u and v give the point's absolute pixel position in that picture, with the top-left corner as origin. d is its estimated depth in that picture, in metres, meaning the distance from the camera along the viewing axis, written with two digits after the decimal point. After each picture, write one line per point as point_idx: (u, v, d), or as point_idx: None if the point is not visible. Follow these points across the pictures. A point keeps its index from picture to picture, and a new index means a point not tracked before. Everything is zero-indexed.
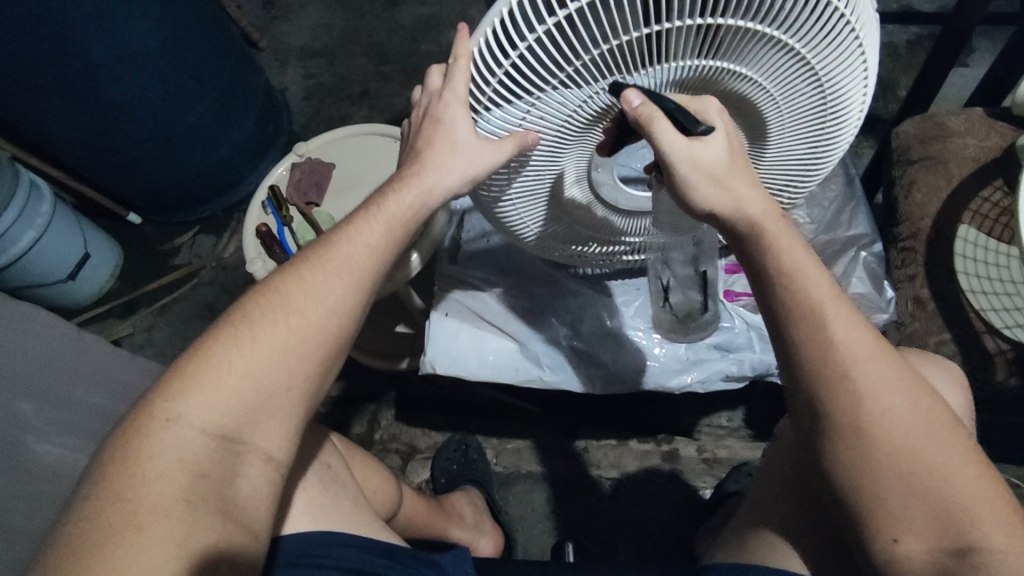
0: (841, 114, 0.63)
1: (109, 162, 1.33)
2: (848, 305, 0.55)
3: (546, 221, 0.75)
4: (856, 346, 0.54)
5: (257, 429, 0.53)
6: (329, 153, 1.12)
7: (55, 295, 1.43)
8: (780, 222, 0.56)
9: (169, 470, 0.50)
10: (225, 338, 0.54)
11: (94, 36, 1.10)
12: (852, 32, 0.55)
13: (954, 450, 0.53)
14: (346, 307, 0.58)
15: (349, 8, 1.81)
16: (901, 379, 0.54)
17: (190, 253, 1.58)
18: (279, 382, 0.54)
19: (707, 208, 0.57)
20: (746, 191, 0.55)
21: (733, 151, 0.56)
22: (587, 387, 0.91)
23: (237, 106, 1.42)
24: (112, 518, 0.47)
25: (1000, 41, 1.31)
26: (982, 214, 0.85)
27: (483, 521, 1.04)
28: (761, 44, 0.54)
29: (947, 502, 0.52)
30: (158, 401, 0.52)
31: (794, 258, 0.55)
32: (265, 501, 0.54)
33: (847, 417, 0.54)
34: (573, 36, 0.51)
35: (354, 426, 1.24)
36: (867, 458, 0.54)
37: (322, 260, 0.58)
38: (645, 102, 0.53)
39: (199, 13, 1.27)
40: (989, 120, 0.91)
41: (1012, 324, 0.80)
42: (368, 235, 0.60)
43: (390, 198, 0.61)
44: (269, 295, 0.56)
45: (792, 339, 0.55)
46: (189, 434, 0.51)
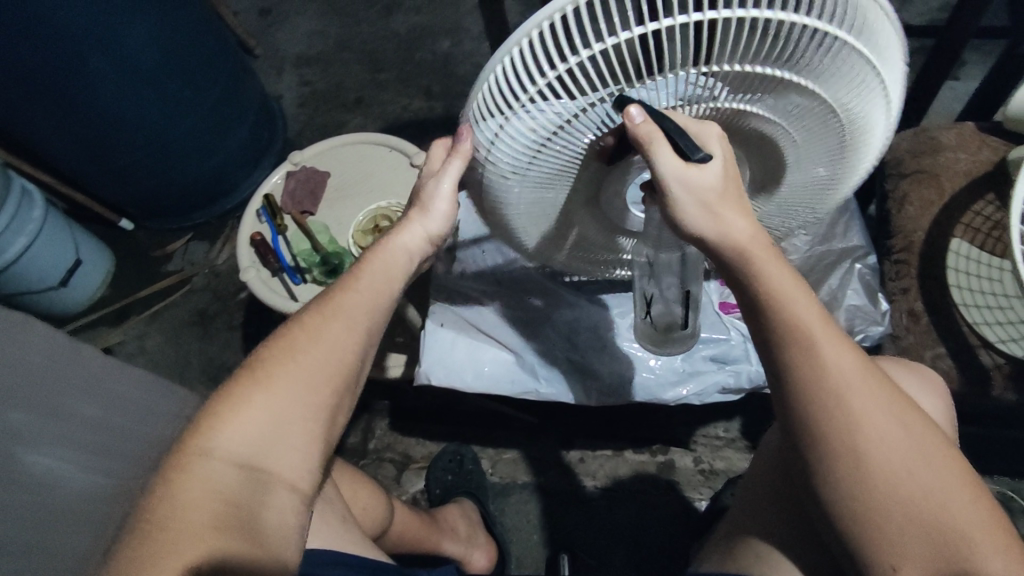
0: (858, 151, 0.64)
1: (103, 168, 1.33)
2: (837, 330, 0.55)
3: (552, 246, 0.75)
4: (845, 370, 0.54)
5: (280, 458, 0.54)
6: (324, 162, 1.12)
7: (45, 302, 1.41)
8: (764, 245, 0.55)
9: (202, 499, 0.51)
10: (246, 380, 0.55)
11: (90, 43, 1.10)
12: (875, 73, 0.56)
13: (948, 473, 0.53)
14: (356, 341, 0.58)
15: (344, 16, 1.81)
16: (887, 403, 0.54)
17: (183, 259, 1.56)
18: (304, 415, 0.55)
19: (694, 232, 0.56)
20: (735, 219, 0.55)
21: (727, 176, 0.55)
22: (582, 398, 0.91)
23: (233, 114, 1.42)
24: (149, 545, 0.49)
25: (990, 55, 1.33)
26: (974, 228, 0.86)
27: (476, 534, 1.03)
28: (783, 87, 0.54)
29: (945, 527, 0.52)
30: (191, 436, 0.53)
31: (781, 282, 0.55)
32: (291, 529, 0.55)
33: (838, 442, 0.54)
34: (591, 78, 0.51)
35: (347, 436, 1.23)
36: (860, 483, 0.53)
37: (330, 301, 0.59)
38: (647, 119, 0.51)
39: (197, 21, 1.27)
40: (981, 134, 0.92)
41: (1006, 339, 0.80)
42: (381, 275, 0.62)
43: (394, 243, 0.64)
44: (282, 337, 0.57)
45: (784, 359, 0.55)
46: (220, 466, 0.53)
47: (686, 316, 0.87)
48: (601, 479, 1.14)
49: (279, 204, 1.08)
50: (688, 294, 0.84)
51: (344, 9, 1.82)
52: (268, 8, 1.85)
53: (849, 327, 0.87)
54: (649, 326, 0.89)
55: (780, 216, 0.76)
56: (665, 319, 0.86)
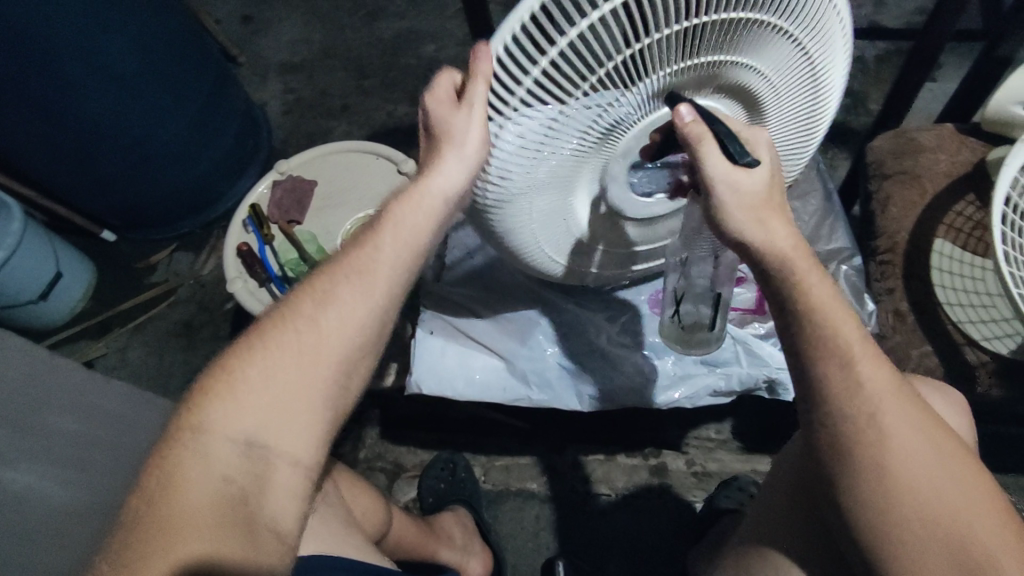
0: (829, 83, 0.67)
1: (83, 179, 1.31)
2: (875, 348, 0.57)
3: (554, 244, 0.74)
4: (880, 385, 0.55)
5: (280, 437, 0.53)
6: (310, 170, 1.11)
7: (25, 315, 1.38)
8: (809, 258, 0.57)
9: (198, 481, 0.50)
10: (242, 352, 0.55)
11: (68, 51, 1.08)
12: (836, 11, 0.60)
13: (976, 494, 0.54)
14: (360, 313, 0.56)
15: (328, 22, 1.80)
16: (917, 420, 0.55)
17: (167, 270, 1.54)
18: (300, 385, 0.54)
19: (738, 236, 0.58)
20: (779, 228, 0.57)
21: (772, 186, 0.58)
22: (573, 404, 0.91)
23: (217, 122, 1.40)
24: (145, 528, 0.48)
25: (966, 57, 1.36)
26: (956, 228, 0.87)
27: (472, 541, 1.02)
28: (763, 29, 0.57)
29: (967, 544, 0.52)
30: (187, 414, 0.53)
31: (821, 292, 0.56)
32: (292, 518, 0.53)
33: (868, 458, 0.55)
34: (593, 48, 0.52)
35: (338, 445, 1.22)
36: (882, 495, 0.54)
37: (332, 269, 0.58)
38: (696, 119, 0.56)
39: (179, 29, 1.26)
40: (959, 135, 0.94)
41: (991, 336, 0.81)
42: (381, 241, 0.59)
43: (394, 206, 0.61)
44: (283, 309, 0.57)
45: (813, 365, 0.56)
46: (215, 442, 0.52)
47: (714, 318, 0.91)
48: (608, 488, 1.14)
49: (265, 214, 1.07)
50: (719, 298, 0.90)
51: (328, 16, 1.81)
52: (251, 15, 1.84)
53: None
54: (676, 327, 0.92)
55: None
56: (693, 319, 0.91)
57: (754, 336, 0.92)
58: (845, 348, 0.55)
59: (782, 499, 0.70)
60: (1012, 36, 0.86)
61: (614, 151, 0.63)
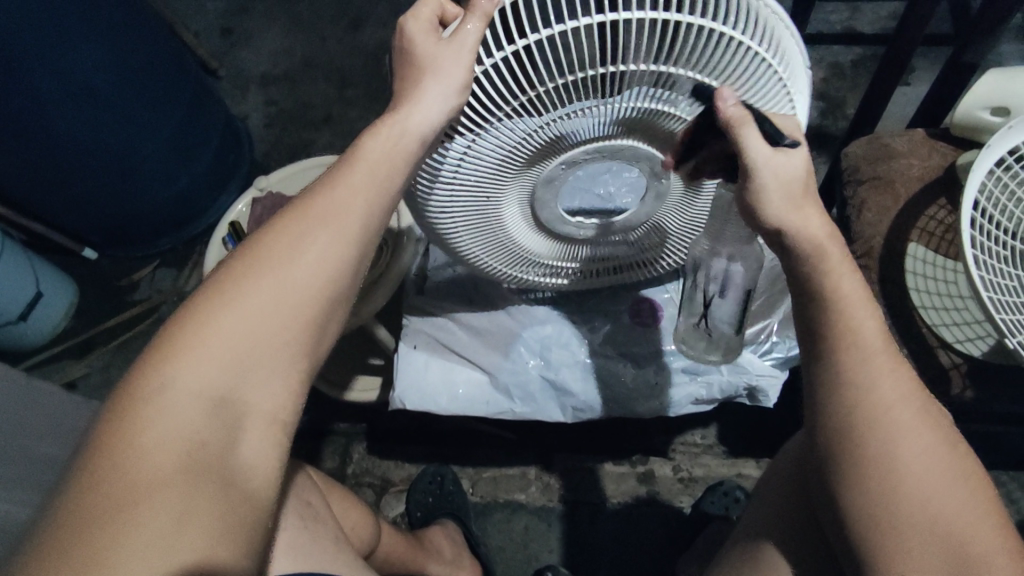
0: None
1: (61, 198, 1.29)
2: (896, 351, 0.57)
3: (486, 246, 0.78)
4: (890, 385, 0.55)
5: (255, 389, 0.51)
6: (290, 187, 1.10)
7: (5, 337, 1.36)
8: (840, 251, 0.58)
9: (165, 438, 0.47)
10: (211, 297, 0.51)
11: (43, 70, 1.07)
12: (784, 86, 0.63)
13: (981, 501, 0.53)
14: (338, 258, 0.55)
15: (309, 35, 1.80)
16: (930, 424, 0.55)
17: (150, 287, 1.53)
18: (275, 334, 0.52)
19: (776, 222, 0.58)
20: (813, 215, 0.58)
21: (807, 172, 0.58)
22: (556, 415, 0.92)
23: (197, 138, 1.40)
24: (107, 494, 0.44)
25: (937, 61, 1.38)
26: (929, 232, 0.89)
27: (461, 555, 1.01)
28: (698, 86, 0.60)
29: (966, 548, 0.51)
30: (146, 368, 0.49)
31: (850, 288, 0.57)
32: (266, 474, 0.51)
33: (878, 452, 0.54)
34: (525, 69, 0.55)
35: (325, 459, 1.22)
36: (884, 495, 0.54)
37: (306, 208, 0.55)
38: (740, 105, 0.57)
39: (157, 46, 1.26)
40: (930, 140, 0.96)
41: (964, 339, 0.83)
42: (354, 181, 0.57)
43: (367, 141, 0.58)
44: (253, 250, 0.54)
45: (830, 361, 0.57)
46: (182, 399, 0.48)
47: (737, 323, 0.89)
48: (615, 496, 1.14)
49: (245, 231, 1.06)
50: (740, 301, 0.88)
51: (308, 27, 1.81)
52: (231, 27, 1.83)
53: None
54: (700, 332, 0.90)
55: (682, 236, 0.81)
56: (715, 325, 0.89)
57: None
58: (823, 351, 0.57)
59: (777, 493, 0.72)
60: (979, 43, 0.88)
61: (540, 174, 0.69)
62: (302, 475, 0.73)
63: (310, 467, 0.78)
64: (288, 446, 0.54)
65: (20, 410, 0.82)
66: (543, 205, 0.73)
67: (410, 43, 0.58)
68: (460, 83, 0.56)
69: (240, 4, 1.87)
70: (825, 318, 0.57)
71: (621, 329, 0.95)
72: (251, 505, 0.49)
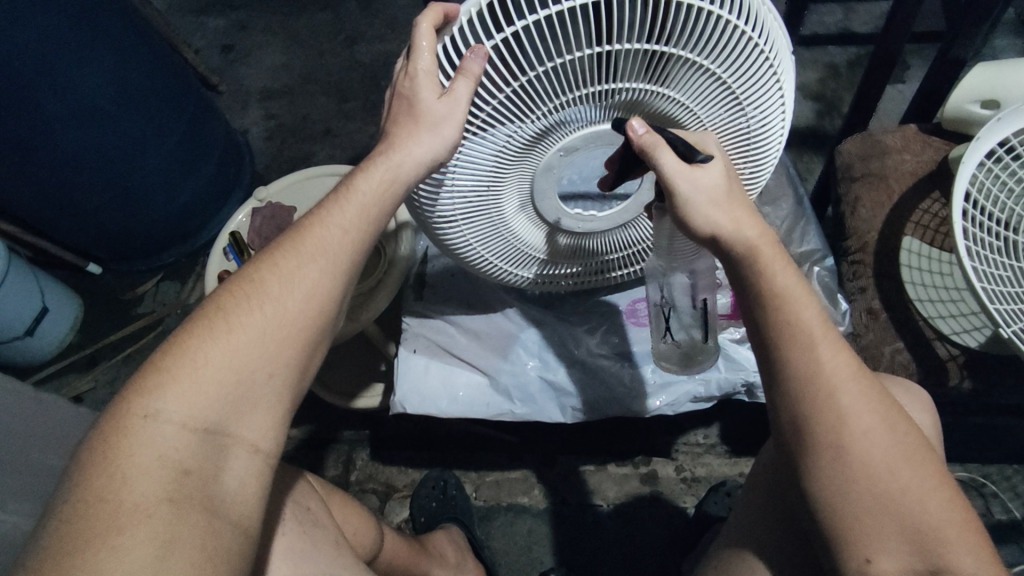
0: (766, 135, 0.71)
1: (66, 216, 1.31)
2: (835, 333, 0.57)
3: (487, 235, 0.76)
4: (841, 369, 0.56)
5: (241, 420, 0.52)
6: (290, 197, 1.12)
7: (13, 351, 1.38)
8: (773, 247, 0.59)
9: (150, 468, 0.48)
10: (201, 330, 0.53)
11: (46, 89, 1.09)
12: (773, 69, 0.65)
13: (929, 471, 0.55)
14: (324, 292, 0.57)
15: (308, 49, 1.82)
16: (875, 402, 0.56)
17: (154, 300, 1.54)
18: (260, 370, 0.53)
19: (708, 230, 0.59)
20: (745, 217, 0.59)
21: (728, 180, 0.59)
22: (555, 417, 0.92)
23: (199, 152, 1.41)
24: (95, 519, 0.45)
25: (930, 58, 1.39)
26: (923, 225, 0.89)
27: (464, 559, 1.01)
28: (689, 69, 0.61)
29: (918, 523, 0.54)
30: (135, 397, 0.50)
31: (787, 283, 0.57)
32: (254, 496, 0.52)
33: (832, 443, 0.56)
34: (516, 54, 0.57)
35: (329, 467, 1.22)
36: (844, 480, 0.55)
37: (295, 245, 0.58)
38: (648, 130, 0.59)
39: (159, 65, 1.28)
40: (923, 135, 0.97)
41: (959, 330, 0.83)
42: (341, 218, 0.60)
43: (357, 181, 0.61)
44: (242, 285, 0.56)
45: (783, 358, 0.57)
46: (169, 429, 0.50)
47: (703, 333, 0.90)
48: (611, 498, 1.14)
49: (246, 241, 1.08)
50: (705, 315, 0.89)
51: (308, 42, 1.83)
52: (231, 44, 1.86)
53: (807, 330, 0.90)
54: (671, 349, 0.92)
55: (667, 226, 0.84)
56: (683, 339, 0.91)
57: (731, 341, 0.92)
58: (778, 348, 0.57)
59: (765, 495, 0.70)
60: (966, 38, 0.89)
61: (539, 163, 0.69)
62: (301, 479, 0.74)
63: (310, 473, 0.79)
64: (273, 472, 0.55)
65: (28, 425, 0.83)
66: (541, 195, 0.72)
67: (413, 70, 0.59)
68: (460, 121, 0.58)
69: (241, 21, 1.90)
70: (778, 311, 0.57)
71: (618, 329, 0.95)
72: (238, 531, 0.50)
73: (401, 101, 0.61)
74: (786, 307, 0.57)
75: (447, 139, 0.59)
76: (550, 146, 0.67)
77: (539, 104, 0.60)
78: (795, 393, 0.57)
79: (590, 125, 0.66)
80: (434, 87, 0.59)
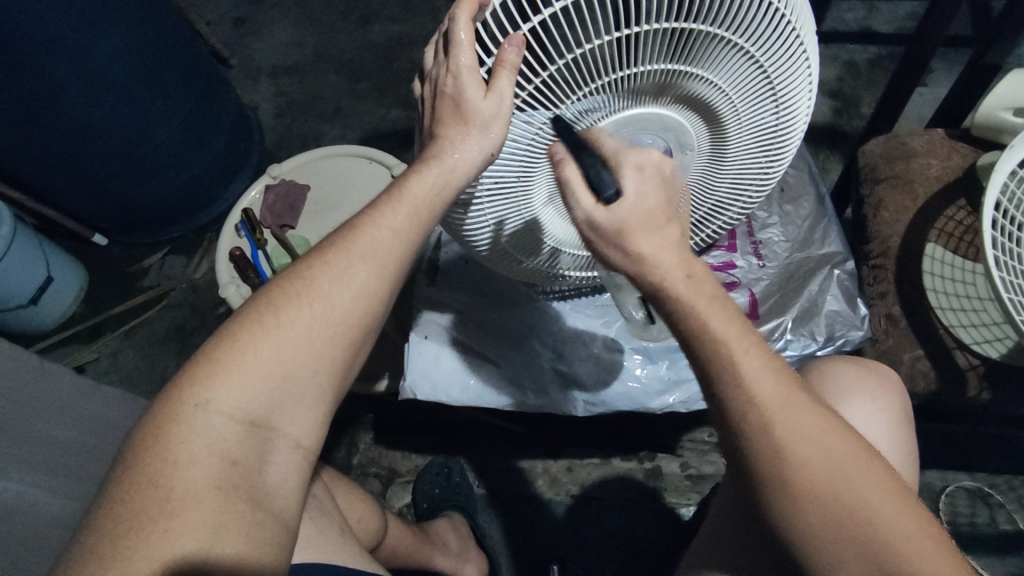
0: (792, 119, 0.69)
1: (73, 185, 1.30)
2: (760, 346, 0.54)
3: (514, 232, 0.74)
4: (767, 389, 0.53)
5: (286, 416, 0.54)
6: (304, 175, 1.11)
7: (16, 320, 1.37)
8: (681, 273, 0.55)
9: (200, 457, 0.50)
10: (251, 323, 0.54)
11: (57, 56, 1.07)
12: (801, 44, 0.64)
13: (873, 473, 0.52)
14: (372, 292, 0.57)
15: (320, 26, 1.79)
16: (813, 419, 0.53)
17: (159, 273, 1.53)
18: (306, 367, 0.54)
19: (620, 262, 0.58)
20: (650, 250, 0.55)
21: (639, 213, 0.56)
22: (567, 408, 0.91)
23: (208, 126, 1.39)
24: (145, 502, 0.48)
25: (956, 62, 1.37)
26: (947, 232, 0.88)
27: (467, 547, 1.02)
28: (725, 47, 0.60)
29: (878, 547, 0.49)
30: (187, 385, 0.52)
31: (707, 302, 0.54)
32: (292, 491, 0.55)
33: (772, 458, 0.52)
34: (546, 43, 0.55)
35: (331, 450, 1.22)
36: (793, 507, 0.52)
37: (345, 244, 0.57)
38: (563, 160, 0.58)
39: (172, 36, 1.26)
40: (950, 140, 0.95)
41: (981, 340, 0.82)
42: (392, 220, 0.58)
43: (410, 181, 0.60)
44: (293, 283, 0.55)
45: (715, 383, 0.54)
46: (218, 419, 0.51)
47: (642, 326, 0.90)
48: (613, 491, 1.14)
49: (258, 218, 1.07)
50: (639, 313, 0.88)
51: (321, 19, 1.81)
52: (244, 17, 1.83)
53: (829, 333, 0.90)
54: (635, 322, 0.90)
55: (699, 220, 0.85)
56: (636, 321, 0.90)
57: None
58: (712, 378, 0.54)
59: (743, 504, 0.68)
60: (1002, 44, 0.87)
61: None
62: None
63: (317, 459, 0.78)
64: (311, 467, 0.57)
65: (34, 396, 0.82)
66: None
67: (455, 68, 0.57)
68: (507, 118, 0.57)
69: None
70: (696, 318, 0.54)
71: None
72: (277, 524, 0.52)
73: (444, 100, 0.59)
74: (710, 322, 0.54)
75: (495, 138, 0.58)
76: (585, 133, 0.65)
77: (571, 92, 0.58)
78: (735, 408, 0.53)
79: (620, 110, 0.64)
80: (479, 84, 0.57)
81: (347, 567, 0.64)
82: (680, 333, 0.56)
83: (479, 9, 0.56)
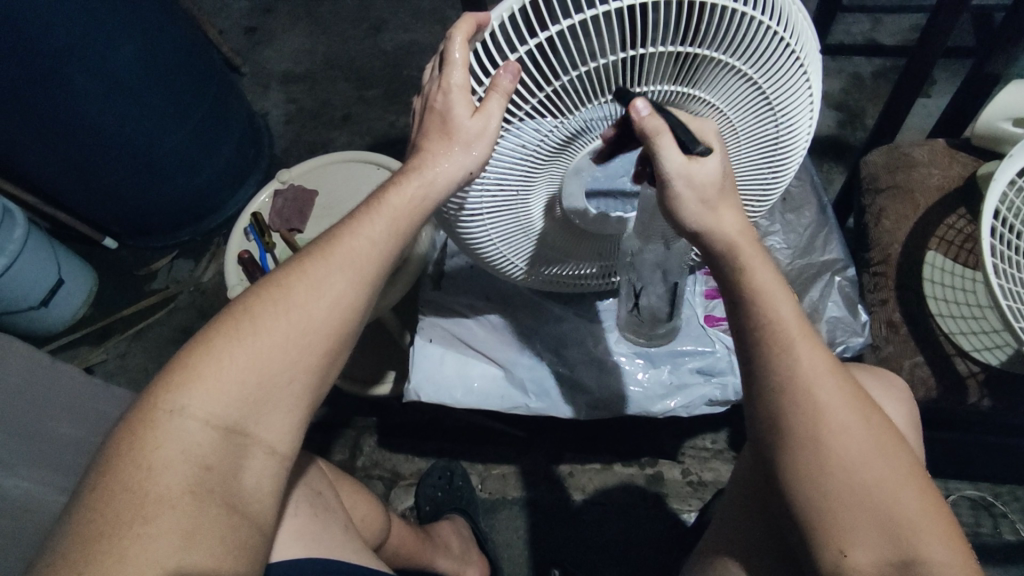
0: (791, 138, 0.71)
1: (85, 188, 1.32)
2: (812, 331, 0.58)
3: (506, 240, 0.75)
4: (817, 366, 0.56)
5: (261, 420, 0.54)
6: (313, 180, 1.13)
7: (27, 321, 1.39)
8: (754, 242, 0.59)
9: (175, 461, 0.51)
10: (228, 330, 0.55)
11: (72, 61, 1.10)
12: (801, 65, 0.65)
13: (901, 454, 0.56)
14: (350, 301, 0.58)
15: (331, 34, 1.82)
16: (854, 398, 0.56)
17: (168, 277, 1.55)
18: (284, 373, 0.55)
19: (692, 225, 0.59)
20: (727, 214, 0.59)
21: (723, 177, 0.58)
22: (567, 412, 0.92)
23: (218, 132, 1.41)
24: (121, 505, 0.48)
25: (958, 73, 1.39)
26: (948, 241, 0.89)
27: (469, 551, 1.02)
28: (724, 70, 0.61)
29: (895, 518, 0.54)
30: (161, 392, 0.53)
31: (765, 279, 0.58)
32: (271, 492, 0.55)
33: (809, 428, 0.56)
34: (546, 62, 0.56)
35: (336, 451, 1.23)
36: (819, 476, 0.55)
37: (326, 252, 0.59)
38: (652, 115, 0.55)
39: (184, 45, 1.28)
40: (951, 150, 0.96)
41: (981, 347, 0.83)
42: (371, 230, 0.60)
43: (388, 195, 0.61)
44: (272, 292, 0.57)
45: (760, 355, 0.57)
46: (192, 424, 0.52)
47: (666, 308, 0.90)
48: (614, 498, 1.14)
49: (267, 222, 1.08)
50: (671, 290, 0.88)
51: (331, 27, 1.84)
52: (255, 26, 1.87)
53: (830, 338, 0.91)
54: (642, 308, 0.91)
55: None
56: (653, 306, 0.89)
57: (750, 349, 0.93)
58: (759, 347, 0.58)
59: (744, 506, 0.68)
60: (1003, 56, 0.88)
61: (569, 166, 0.69)
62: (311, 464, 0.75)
63: (321, 457, 0.79)
64: (287, 474, 0.57)
65: (45, 395, 0.83)
66: (569, 199, 0.73)
67: (446, 85, 0.59)
68: (492, 138, 0.59)
69: (265, 3, 1.90)
70: (755, 285, 0.58)
71: None
72: (254, 526, 0.52)
73: (432, 115, 0.61)
74: (769, 302, 0.58)
75: (476, 157, 0.60)
76: (578, 149, 0.67)
77: (572, 108, 0.60)
78: (779, 375, 0.56)
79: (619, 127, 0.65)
80: (467, 103, 0.59)
81: (350, 563, 0.65)
82: (734, 296, 0.59)
83: (478, 31, 0.58)
